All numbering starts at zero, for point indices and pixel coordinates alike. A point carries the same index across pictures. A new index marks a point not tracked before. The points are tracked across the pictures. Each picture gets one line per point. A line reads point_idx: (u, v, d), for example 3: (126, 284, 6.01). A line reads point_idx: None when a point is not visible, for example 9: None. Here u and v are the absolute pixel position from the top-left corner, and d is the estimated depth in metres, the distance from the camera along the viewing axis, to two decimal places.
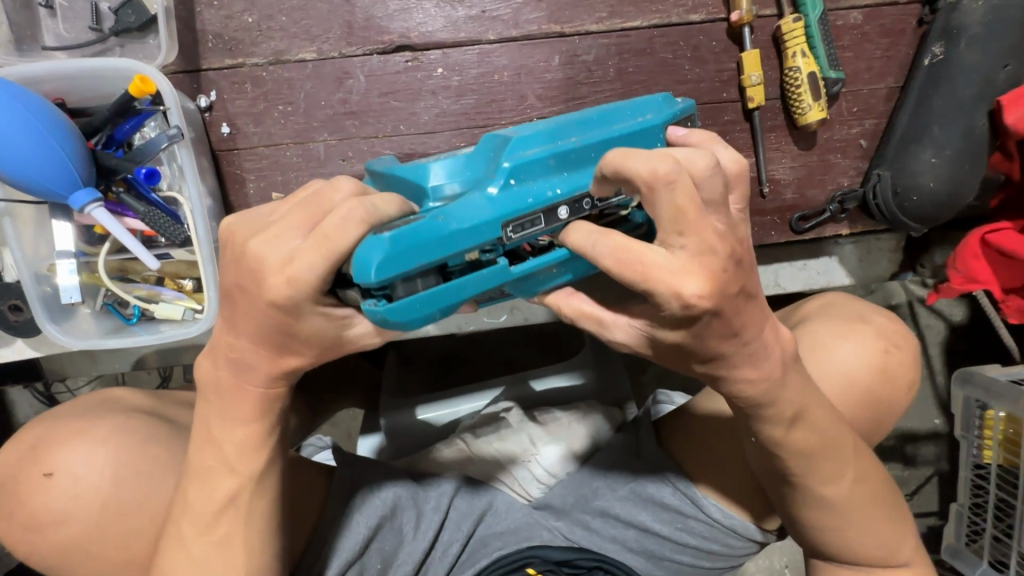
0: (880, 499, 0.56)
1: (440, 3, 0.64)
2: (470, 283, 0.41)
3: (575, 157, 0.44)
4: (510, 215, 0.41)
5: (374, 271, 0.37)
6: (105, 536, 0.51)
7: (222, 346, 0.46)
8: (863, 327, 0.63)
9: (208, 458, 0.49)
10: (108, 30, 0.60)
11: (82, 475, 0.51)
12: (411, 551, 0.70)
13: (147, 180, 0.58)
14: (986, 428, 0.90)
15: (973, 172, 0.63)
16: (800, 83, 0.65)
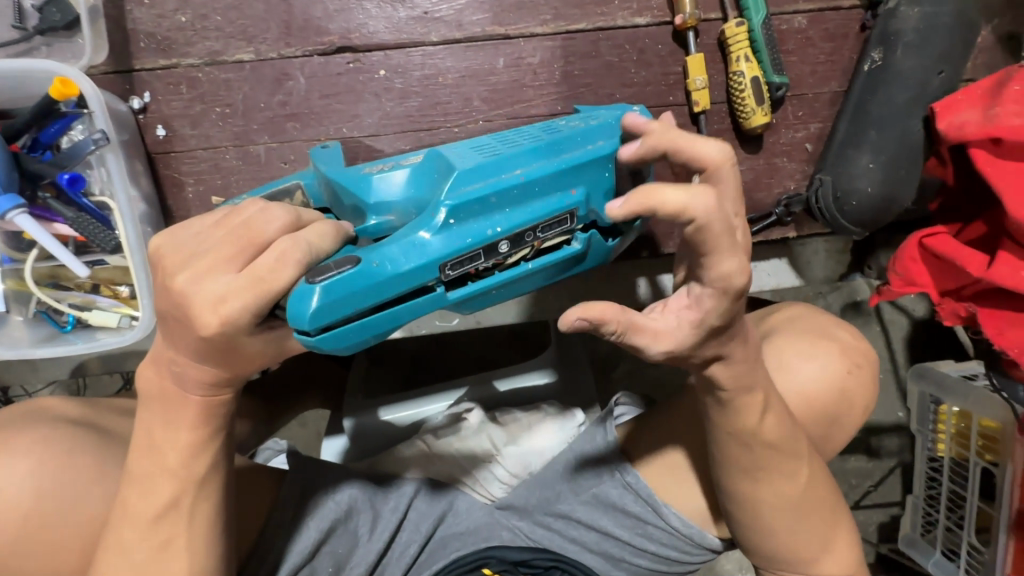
0: (827, 501, 0.57)
1: (381, 3, 0.63)
2: (405, 313, 0.41)
3: (519, 191, 0.43)
4: (447, 255, 0.41)
5: (308, 319, 0.38)
6: (27, 552, 0.48)
7: (164, 358, 0.45)
8: (829, 344, 0.63)
9: (148, 465, 0.47)
10: (32, 28, 0.58)
11: (11, 485, 0.47)
12: (365, 552, 0.70)
13: (72, 186, 0.56)
14: (940, 422, 0.92)
15: (910, 176, 0.64)
16: (744, 87, 0.65)
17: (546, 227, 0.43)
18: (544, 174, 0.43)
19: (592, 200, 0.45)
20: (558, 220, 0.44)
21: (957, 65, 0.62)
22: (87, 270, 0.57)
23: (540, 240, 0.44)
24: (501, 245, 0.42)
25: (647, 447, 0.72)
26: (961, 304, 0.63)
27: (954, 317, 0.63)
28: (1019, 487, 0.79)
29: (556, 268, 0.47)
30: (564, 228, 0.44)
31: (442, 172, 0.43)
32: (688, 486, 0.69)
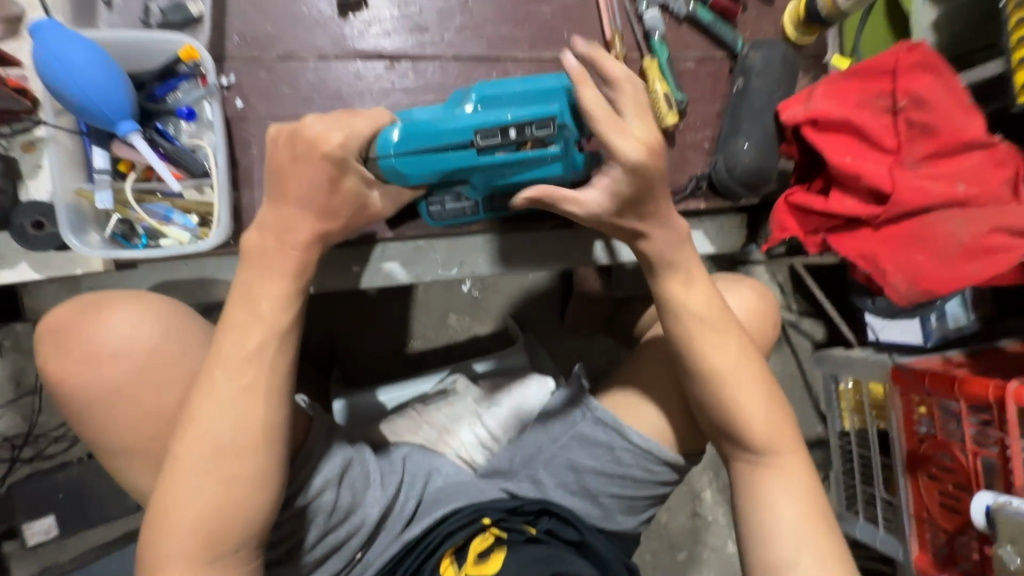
0: (764, 379, 0.78)
1: (410, 30, 0.89)
2: (448, 159, 0.64)
3: (521, 98, 0.64)
4: (479, 125, 0.62)
5: (391, 145, 0.64)
6: (145, 376, 0.64)
7: (269, 221, 0.64)
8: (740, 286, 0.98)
9: (249, 314, 0.62)
10: (154, 22, 0.78)
11: (129, 330, 0.64)
12: (378, 496, 0.92)
13: (189, 118, 0.75)
14: (842, 398, 1.42)
15: (771, 154, 0.94)
16: (659, 98, 0.96)
17: (540, 126, 0.60)
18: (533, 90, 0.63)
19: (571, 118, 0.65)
20: (546, 121, 0.61)
21: (788, 89, 0.96)
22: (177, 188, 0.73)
23: (536, 136, 0.61)
24: (510, 132, 0.61)
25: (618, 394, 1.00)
26: (816, 237, 0.90)
27: (817, 245, 0.91)
28: (903, 432, 1.22)
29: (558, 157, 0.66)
30: (551, 130, 0.61)
31: (468, 88, 0.67)
32: (640, 410, 0.98)
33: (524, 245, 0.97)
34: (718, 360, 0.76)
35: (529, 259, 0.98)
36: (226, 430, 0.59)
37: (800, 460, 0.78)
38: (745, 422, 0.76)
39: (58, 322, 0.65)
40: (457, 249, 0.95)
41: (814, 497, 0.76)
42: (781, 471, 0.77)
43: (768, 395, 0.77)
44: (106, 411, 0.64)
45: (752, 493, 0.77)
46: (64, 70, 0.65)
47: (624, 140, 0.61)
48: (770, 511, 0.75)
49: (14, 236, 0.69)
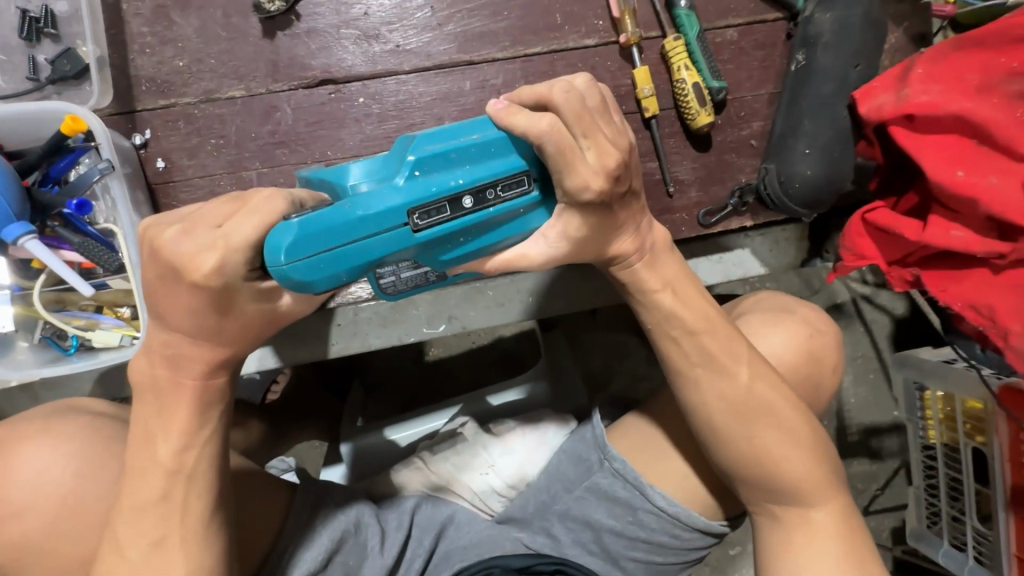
0: (804, 438, 0.62)
1: (357, 40, 0.70)
2: (372, 250, 0.43)
3: (477, 150, 0.46)
4: (414, 203, 0.43)
5: (284, 251, 0.41)
6: (61, 528, 0.55)
7: (156, 346, 0.50)
8: (788, 316, 0.72)
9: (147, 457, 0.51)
10: (44, 79, 0.64)
11: (31, 479, 0.54)
12: (375, 566, 0.83)
13: (79, 213, 0.61)
14: (927, 407, 1.02)
15: (844, 158, 0.70)
16: (687, 92, 0.73)
17: (507, 185, 0.47)
18: (495, 137, 0.47)
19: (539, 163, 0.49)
20: (515, 179, 0.47)
21: (871, 60, 0.70)
22: (91, 289, 0.62)
23: (501, 199, 0.47)
24: (465, 201, 0.45)
25: (627, 429, 0.87)
26: (906, 269, 0.68)
27: (903, 282, 0.69)
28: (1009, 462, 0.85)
29: (536, 202, 0.50)
30: (522, 189, 0.48)
31: (400, 145, 0.46)
32: (666, 469, 0.83)
33: (524, 290, 0.81)
34: (720, 403, 0.60)
35: (531, 306, 0.82)
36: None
37: (835, 520, 0.62)
38: (777, 491, 0.62)
39: None
40: (443, 304, 0.80)
41: (861, 569, 0.59)
42: (806, 531, 0.62)
43: (809, 458, 0.62)
44: (22, 570, 0.55)
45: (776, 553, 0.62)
46: None
47: (580, 179, 0.47)
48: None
49: None
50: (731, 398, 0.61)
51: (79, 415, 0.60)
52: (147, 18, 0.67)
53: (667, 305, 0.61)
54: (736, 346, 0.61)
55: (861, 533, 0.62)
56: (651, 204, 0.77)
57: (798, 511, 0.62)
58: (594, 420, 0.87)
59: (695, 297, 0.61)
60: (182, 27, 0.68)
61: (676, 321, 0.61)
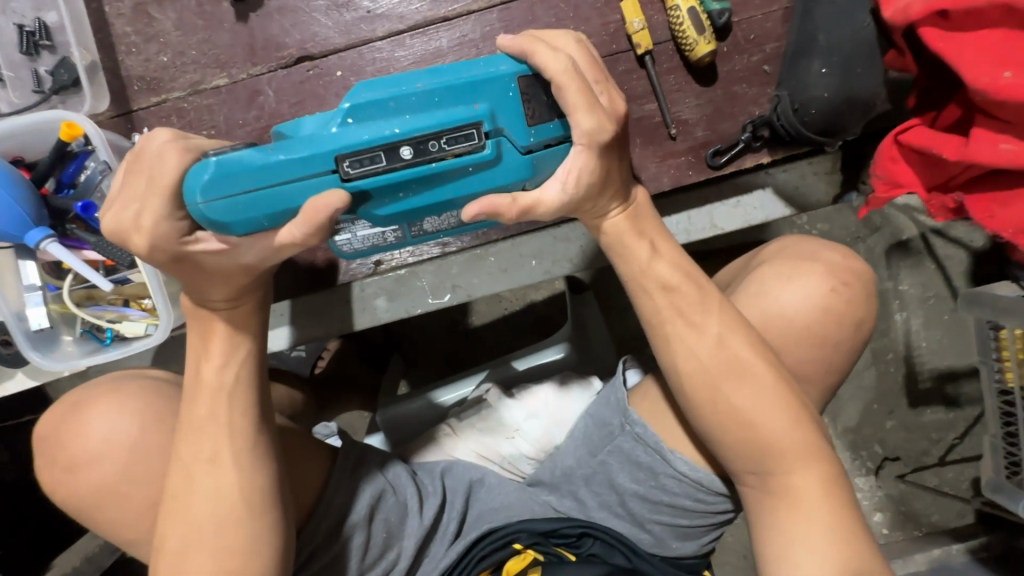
0: (786, 392, 0.59)
1: (328, 11, 0.69)
2: (297, 193, 0.42)
3: (420, 99, 0.43)
4: (345, 149, 0.42)
5: (200, 190, 0.42)
6: (133, 478, 0.58)
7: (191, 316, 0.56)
8: (811, 264, 0.65)
9: (194, 391, 0.56)
10: (48, 89, 0.68)
11: (105, 431, 0.57)
12: (415, 526, 0.85)
13: (86, 213, 0.65)
14: (1003, 349, 0.91)
15: (869, 73, 0.61)
16: (682, 20, 0.66)
17: (452, 138, 0.43)
18: (443, 85, 0.43)
19: (496, 116, 0.44)
20: (461, 131, 0.43)
21: None
22: (110, 284, 0.66)
23: (447, 153, 0.43)
24: (404, 151, 0.43)
25: (647, 392, 0.84)
26: (948, 197, 0.60)
27: (944, 210, 0.61)
28: None
29: (491, 157, 0.44)
30: (471, 144, 0.43)
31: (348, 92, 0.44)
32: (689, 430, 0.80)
33: (526, 252, 0.79)
34: (689, 365, 0.59)
35: (534, 269, 0.80)
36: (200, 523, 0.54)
37: (822, 482, 0.59)
38: (773, 452, 0.58)
39: (44, 428, 0.60)
40: (445, 273, 0.80)
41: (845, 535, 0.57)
42: (789, 494, 0.59)
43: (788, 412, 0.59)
44: (101, 514, 0.58)
45: (760, 520, 0.60)
46: None
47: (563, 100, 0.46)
48: (784, 550, 0.57)
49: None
50: (708, 356, 0.59)
51: (144, 380, 0.62)
52: (130, 18, 0.69)
53: (643, 257, 0.59)
54: (710, 301, 0.59)
55: (844, 486, 0.59)
56: (653, 150, 0.71)
57: (779, 476, 0.59)
58: (617, 384, 0.85)
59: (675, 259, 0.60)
60: (162, 22, 0.69)
61: (651, 274, 0.59)
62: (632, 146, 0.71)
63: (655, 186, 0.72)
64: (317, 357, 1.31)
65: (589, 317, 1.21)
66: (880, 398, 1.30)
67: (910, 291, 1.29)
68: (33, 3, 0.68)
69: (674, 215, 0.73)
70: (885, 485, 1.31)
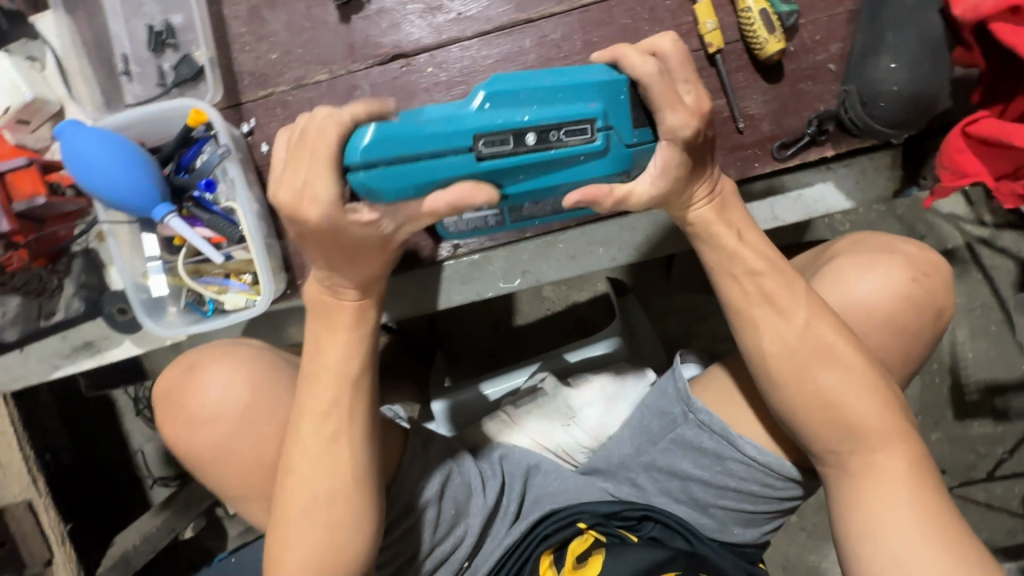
0: (872, 374, 0.60)
1: (422, 14, 0.75)
2: (438, 168, 0.47)
3: (546, 93, 0.50)
4: (483, 130, 0.47)
5: (360, 152, 0.46)
6: (243, 434, 0.63)
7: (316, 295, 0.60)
8: (890, 256, 0.68)
9: (316, 367, 0.60)
10: (170, 83, 0.76)
11: (224, 389, 0.63)
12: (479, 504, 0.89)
13: (208, 190, 0.73)
14: None
15: (937, 70, 0.64)
16: (754, 20, 0.70)
17: (569, 130, 0.50)
18: (568, 83, 0.50)
19: (607, 114, 0.52)
20: (578, 125, 0.50)
21: None
22: (221, 258, 0.72)
23: (563, 142, 0.50)
24: (529, 137, 0.49)
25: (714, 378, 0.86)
26: (1017, 184, 0.63)
27: (1013, 197, 0.64)
28: None
29: (597, 150, 0.52)
30: (585, 137, 0.51)
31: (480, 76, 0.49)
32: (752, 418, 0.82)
33: (594, 240, 0.84)
34: (777, 350, 0.60)
35: (601, 257, 0.84)
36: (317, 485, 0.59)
37: (910, 463, 0.59)
38: (857, 431, 0.60)
39: (162, 387, 0.66)
40: (516, 259, 0.84)
41: (934, 514, 0.57)
42: (872, 476, 0.59)
43: (875, 393, 0.60)
44: (213, 468, 0.64)
45: (846, 501, 0.60)
46: (92, 171, 0.66)
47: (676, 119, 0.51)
48: (871, 534, 0.58)
49: (108, 323, 0.76)
50: (789, 340, 0.60)
51: (250, 346, 0.68)
52: (244, 19, 0.76)
53: (730, 244, 0.61)
54: (799, 291, 0.60)
55: (930, 470, 0.59)
56: (720, 142, 0.75)
57: (864, 456, 0.60)
58: (677, 374, 0.87)
59: (759, 243, 0.62)
60: (272, 23, 0.76)
61: (738, 260, 0.61)
62: None
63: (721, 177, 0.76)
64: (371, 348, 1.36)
65: (636, 316, 1.23)
66: (926, 410, 1.29)
67: (957, 299, 1.29)
68: (162, 6, 0.76)
69: None
70: None
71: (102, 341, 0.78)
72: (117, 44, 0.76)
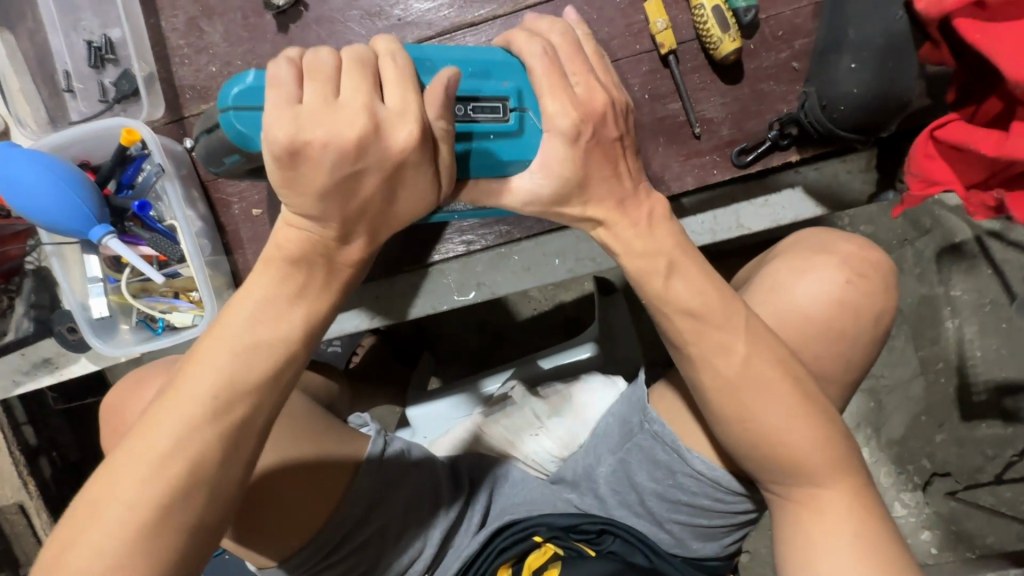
0: (806, 398, 0.57)
1: (362, 20, 0.72)
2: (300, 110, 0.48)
3: (454, 66, 0.53)
4: None
5: (231, 96, 0.49)
6: None
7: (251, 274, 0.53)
8: (824, 256, 0.65)
9: (218, 353, 0.48)
10: (112, 99, 0.75)
11: None
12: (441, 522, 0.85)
13: (142, 212, 0.72)
14: None
15: (903, 69, 0.59)
16: (706, 18, 0.66)
17: (475, 106, 0.53)
18: (478, 61, 0.54)
19: (522, 95, 0.55)
20: (488, 103, 0.54)
21: None
22: (162, 277, 0.72)
23: (472, 117, 0.53)
24: None
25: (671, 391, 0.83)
26: (988, 194, 0.58)
27: (985, 209, 0.59)
28: None
29: (511, 130, 0.54)
30: (496, 115, 0.54)
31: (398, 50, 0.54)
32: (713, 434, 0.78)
33: (551, 249, 0.81)
34: (715, 378, 0.57)
35: (558, 268, 0.81)
36: (145, 506, 0.45)
37: (850, 493, 0.57)
38: (795, 460, 0.57)
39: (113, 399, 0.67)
40: (472, 271, 0.82)
41: (872, 546, 0.54)
42: (811, 502, 0.57)
43: (813, 413, 0.57)
44: None
45: (791, 530, 0.58)
46: (22, 195, 0.65)
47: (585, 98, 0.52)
48: (812, 572, 0.56)
49: (59, 343, 0.76)
50: (729, 369, 0.57)
51: None
52: (183, 31, 0.74)
53: (664, 271, 0.57)
54: (736, 313, 0.57)
55: (876, 502, 0.58)
56: (676, 149, 0.71)
57: (806, 489, 0.58)
58: (636, 381, 0.84)
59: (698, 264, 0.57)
60: (211, 34, 0.74)
61: (667, 297, 0.56)
62: (655, 145, 0.71)
63: (679, 185, 0.72)
64: (354, 351, 1.36)
65: (616, 317, 1.21)
66: (929, 410, 1.23)
67: (963, 296, 1.22)
68: (100, 21, 0.75)
69: (694, 215, 0.74)
70: (934, 503, 1.23)
71: (61, 358, 0.79)
72: (59, 61, 0.75)
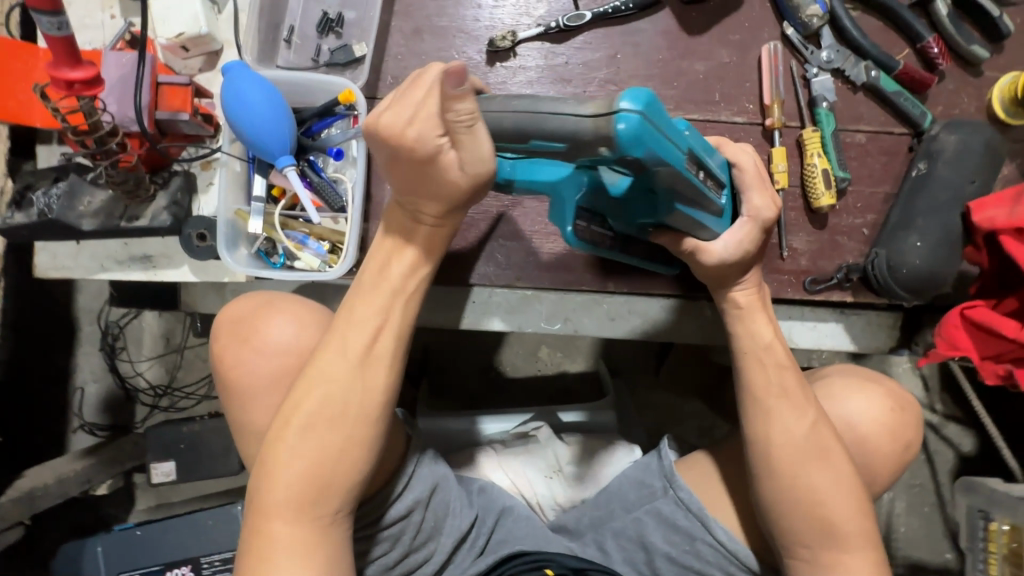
0: (852, 486, 0.68)
1: (553, 80, 0.88)
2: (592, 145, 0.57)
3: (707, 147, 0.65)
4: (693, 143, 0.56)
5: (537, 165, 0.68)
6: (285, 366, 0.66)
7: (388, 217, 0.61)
8: (872, 385, 0.78)
9: (369, 289, 0.60)
10: (322, 61, 0.85)
11: (287, 328, 0.67)
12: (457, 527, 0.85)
13: (336, 156, 0.81)
14: (991, 540, 1.02)
15: (951, 259, 0.80)
16: (816, 175, 0.85)
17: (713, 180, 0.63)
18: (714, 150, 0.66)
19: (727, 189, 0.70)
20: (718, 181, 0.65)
21: (986, 181, 0.81)
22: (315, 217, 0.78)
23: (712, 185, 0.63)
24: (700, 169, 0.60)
25: (696, 463, 0.90)
26: (999, 365, 0.77)
27: (995, 376, 0.77)
28: None
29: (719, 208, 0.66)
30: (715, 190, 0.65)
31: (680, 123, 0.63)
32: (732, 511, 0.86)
33: (636, 310, 0.93)
34: (781, 446, 0.68)
35: (637, 327, 0.93)
36: (330, 435, 0.58)
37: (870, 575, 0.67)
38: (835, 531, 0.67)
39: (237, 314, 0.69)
40: (564, 306, 0.91)
41: None
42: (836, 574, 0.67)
43: (852, 499, 0.68)
44: (250, 396, 0.66)
45: None
46: (241, 107, 0.72)
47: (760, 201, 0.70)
48: None
49: (182, 244, 0.78)
50: (795, 441, 0.68)
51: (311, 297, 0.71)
52: (405, 35, 0.87)
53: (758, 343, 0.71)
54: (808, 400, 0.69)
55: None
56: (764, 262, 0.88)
57: (840, 563, 0.68)
58: (664, 450, 0.91)
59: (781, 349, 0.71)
60: (427, 46, 0.87)
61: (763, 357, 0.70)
62: None
63: None
64: None
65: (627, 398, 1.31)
66: None
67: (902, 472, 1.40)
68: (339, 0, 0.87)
69: None
70: None
71: (163, 259, 0.80)
72: (289, 16, 0.86)
